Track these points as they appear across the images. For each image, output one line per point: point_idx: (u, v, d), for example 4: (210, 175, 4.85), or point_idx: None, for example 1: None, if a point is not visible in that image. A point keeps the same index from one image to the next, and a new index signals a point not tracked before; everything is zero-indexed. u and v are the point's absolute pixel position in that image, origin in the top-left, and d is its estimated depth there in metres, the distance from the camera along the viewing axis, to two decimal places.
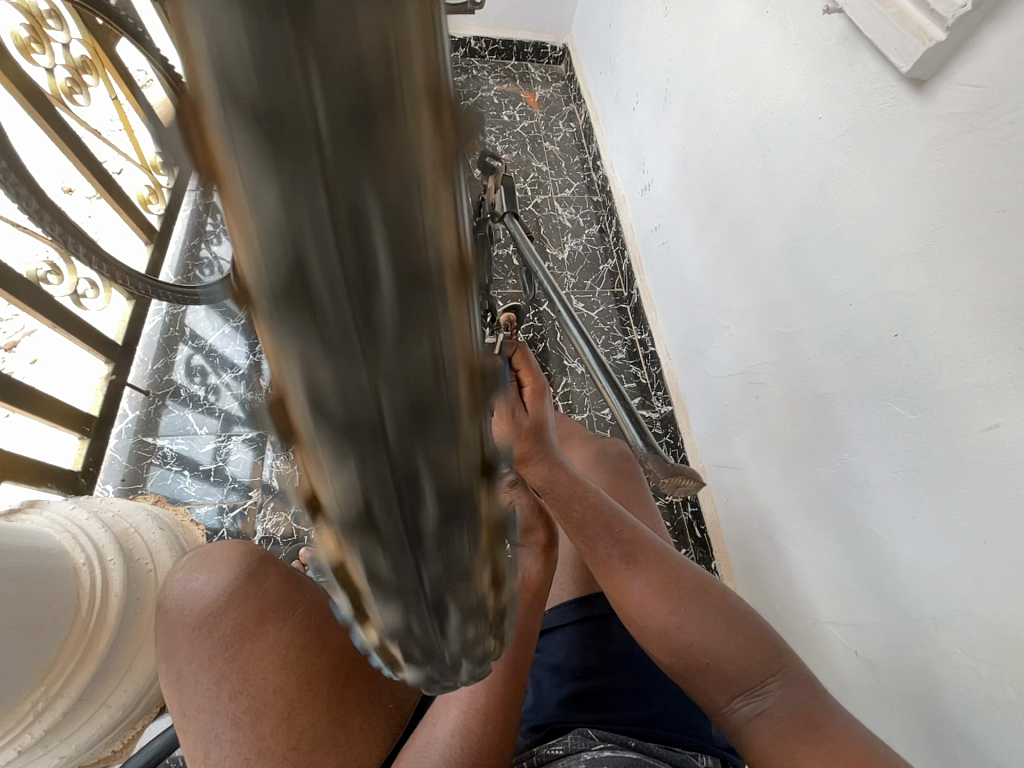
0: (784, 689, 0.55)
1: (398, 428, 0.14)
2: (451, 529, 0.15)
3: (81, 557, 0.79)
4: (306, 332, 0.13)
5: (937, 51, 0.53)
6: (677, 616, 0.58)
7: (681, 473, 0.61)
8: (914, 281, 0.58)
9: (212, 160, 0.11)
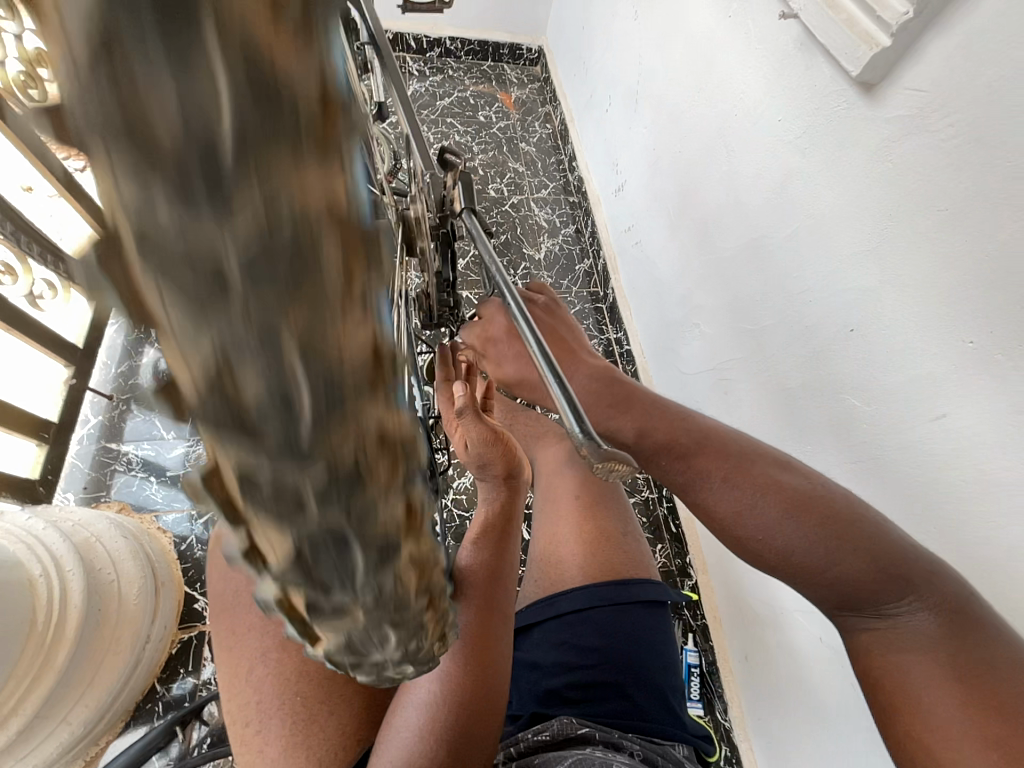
0: (925, 609, 0.47)
1: (326, 511, 0.15)
2: (383, 583, 0.17)
3: (37, 568, 0.77)
4: (172, 279, 0.12)
5: (883, 56, 0.55)
6: (804, 529, 0.49)
7: (616, 456, 0.32)
8: (868, 277, 0.60)
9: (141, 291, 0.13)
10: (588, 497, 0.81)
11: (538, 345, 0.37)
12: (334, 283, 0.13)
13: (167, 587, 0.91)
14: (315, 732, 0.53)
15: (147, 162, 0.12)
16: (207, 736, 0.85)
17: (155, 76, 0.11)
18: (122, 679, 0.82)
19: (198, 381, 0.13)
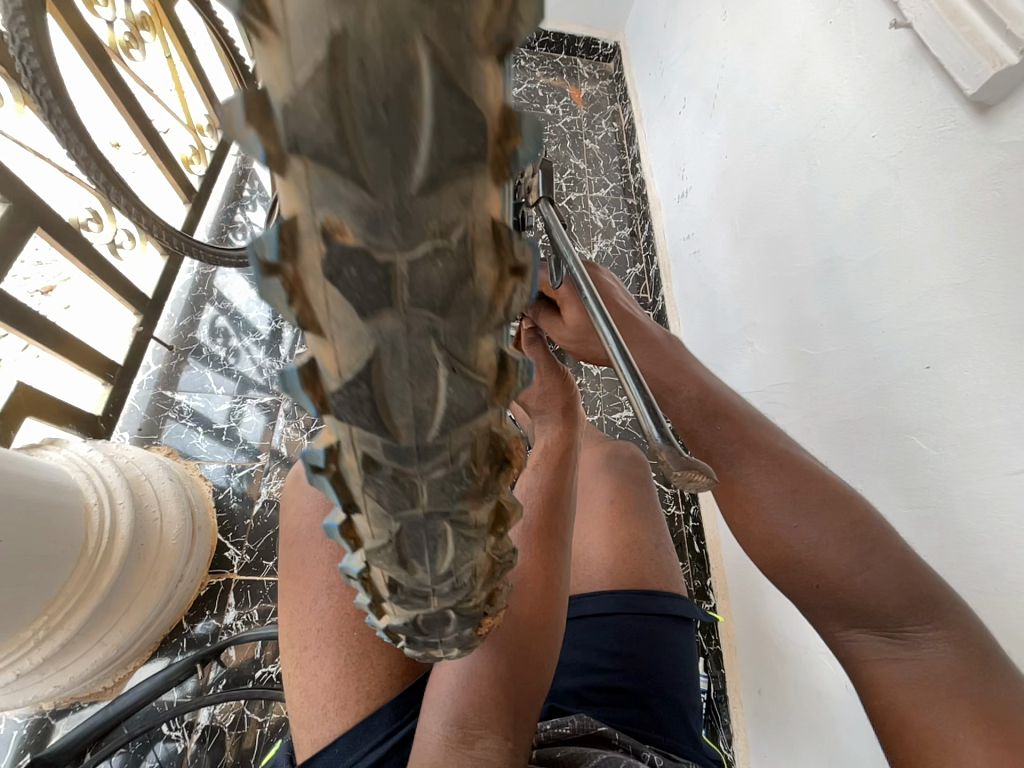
0: (947, 641, 0.48)
1: (438, 586, 0.25)
2: (459, 613, 0.28)
3: (92, 497, 0.83)
4: (377, 479, 0.20)
5: (1006, 75, 0.51)
6: (821, 532, 0.51)
7: (696, 466, 0.31)
8: (956, 313, 0.56)
9: (353, 480, 0.21)
10: (621, 502, 0.80)
11: (615, 345, 0.37)
12: (478, 485, 0.22)
13: (202, 532, 0.96)
14: (367, 668, 0.59)
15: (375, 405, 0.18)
16: (222, 679, 0.91)
17: (391, 358, 0.17)
18: (154, 612, 0.87)
19: (380, 525, 0.22)
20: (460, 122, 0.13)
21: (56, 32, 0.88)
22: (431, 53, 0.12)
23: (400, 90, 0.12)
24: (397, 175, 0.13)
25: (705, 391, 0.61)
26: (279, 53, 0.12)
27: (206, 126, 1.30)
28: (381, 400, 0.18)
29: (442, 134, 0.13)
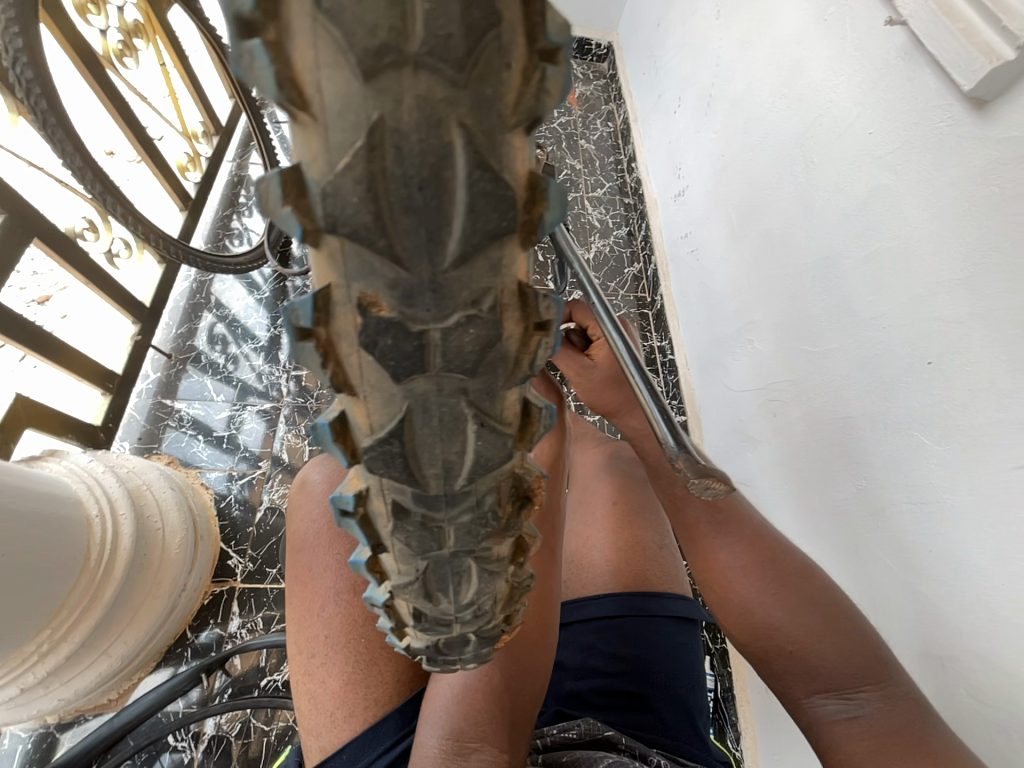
0: (885, 701, 0.50)
1: (459, 598, 0.30)
2: (479, 621, 0.33)
3: (94, 508, 0.83)
4: (410, 512, 0.25)
5: (1003, 71, 0.51)
6: (769, 596, 0.56)
7: (710, 473, 0.32)
8: (956, 310, 0.56)
9: (387, 513, 0.26)
10: (623, 504, 0.80)
11: (627, 352, 0.37)
12: (495, 510, 0.27)
13: (205, 541, 0.96)
14: (375, 675, 0.59)
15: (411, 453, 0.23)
16: (228, 687, 0.91)
17: (426, 415, 0.22)
18: (158, 622, 0.87)
19: (410, 550, 0.27)
20: (491, 200, 0.17)
21: (48, 40, 0.88)
22: (466, 140, 0.16)
23: (435, 174, 0.16)
24: (431, 248, 0.18)
25: None
26: (318, 142, 0.16)
27: (201, 132, 1.29)
28: (415, 450, 0.23)
29: (476, 212, 0.17)
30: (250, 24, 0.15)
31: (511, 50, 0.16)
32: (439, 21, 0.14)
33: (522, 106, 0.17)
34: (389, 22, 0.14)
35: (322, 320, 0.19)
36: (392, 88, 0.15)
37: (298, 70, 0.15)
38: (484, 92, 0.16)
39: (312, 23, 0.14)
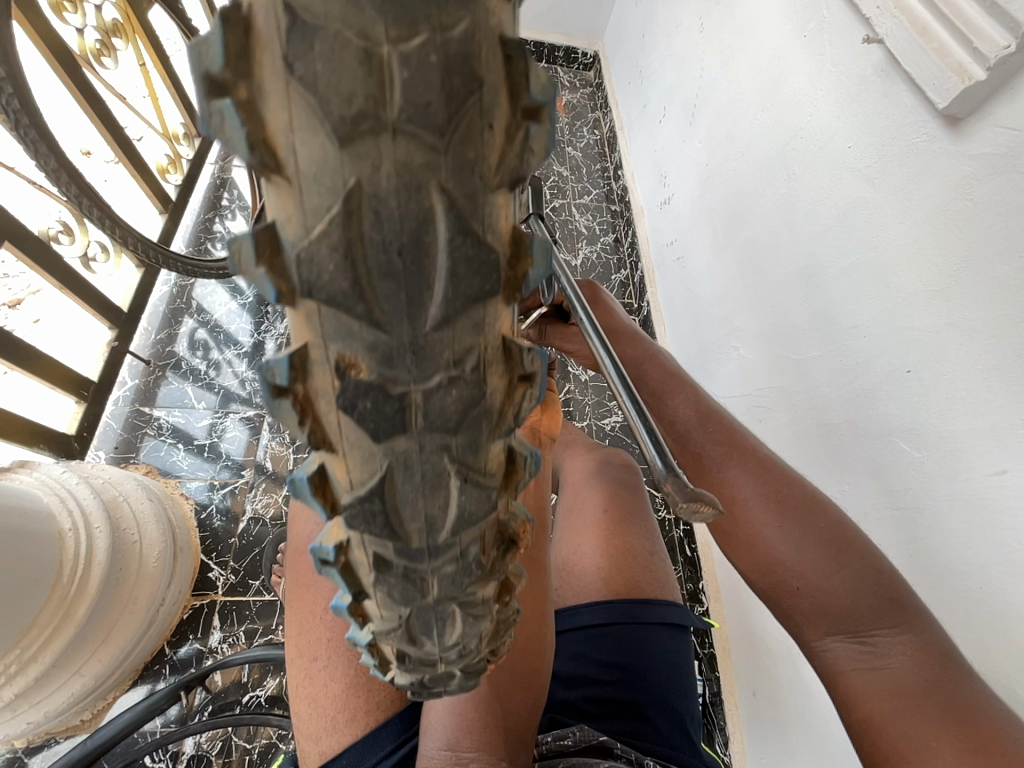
0: (913, 646, 0.49)
1: (443, 641, 0.29)
2: (465, 660, 0.32)
3: (67, 522, 0.80)
4: (390, 563, 0.24)
5: (975, 90, 0.52)
6: (782, 530, 0.54)
7: (704, 500, 0.30)
8: (933, 320, 0.58)
9: (364, 567, 0.25)
10: (615, 512, 0.80)
11: (619, 376, 0.35)
12: (480, 558, 0.26)
13: (185, 553, 0.93)
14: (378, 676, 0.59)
15: (390, 504, 0.22)
16: (208, 704, 0.88)
17: (406, 468, 0.22)
18: (134, 639, 0.84)
19: (390, 602, 0.26)
20: (470, 261, 0.19)
21: (21, 38, 0.85)
22: (448, 205, 0.18)
23: (414, 236, 0.18)
24: (411, 308, 0.19)
25: (697, 402, 0.64)
26: (294, 205, 0.17)
27: (182, 134, 1.26)
28: (396, 501, 0.22)
29: (456, 274, 0.19)
30: (219, 82, 0.16)
31: (493, 110, 0.17)
32: (418, 91, 0.16)
33: (506, 167, 0.18)
34: (367, 92, 0.16)
35: (297, 376, 0.20)
36: (370, 153, 0.16)
37: (272, 129, 0.16)
38: (465, 156, 0.17)
39: (288, 90, 0.16)
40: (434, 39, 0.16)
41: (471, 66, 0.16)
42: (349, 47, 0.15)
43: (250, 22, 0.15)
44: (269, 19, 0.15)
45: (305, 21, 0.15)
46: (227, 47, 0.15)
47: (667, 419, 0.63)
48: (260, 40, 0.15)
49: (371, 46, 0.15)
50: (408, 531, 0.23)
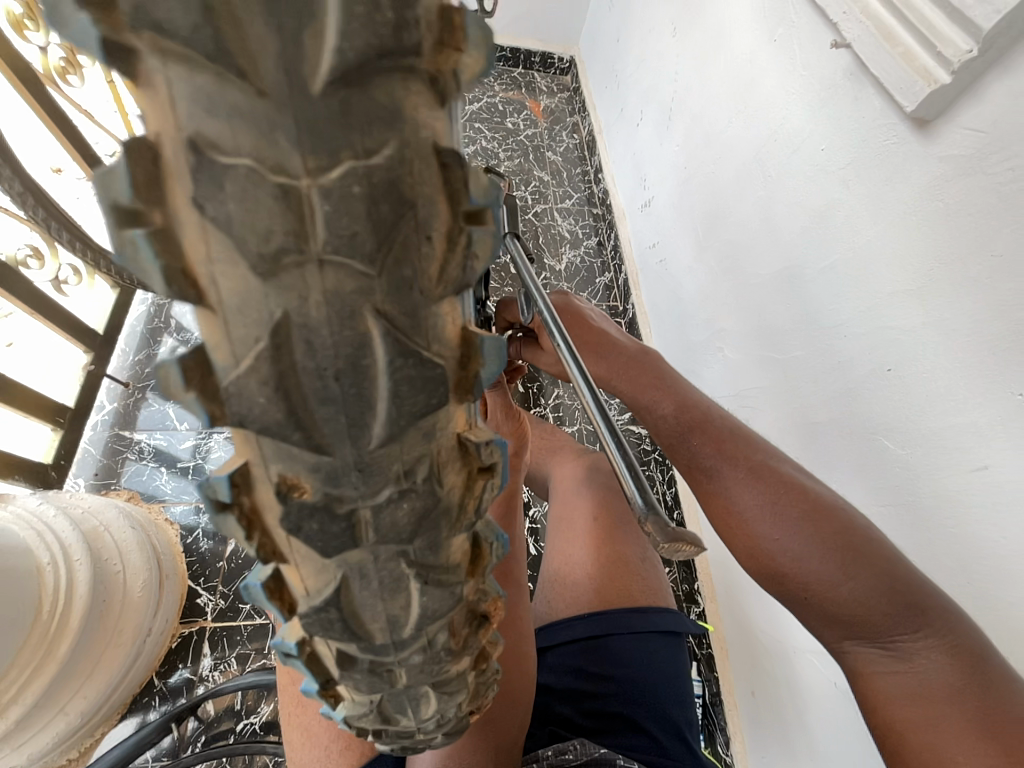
0: (942, 650, 0.49)
1: (417, 712, 0.33)
2: (443, 724, 0.36)
3: (46, 557, 0.77)
4: (360, 659, 0.29)
5: (941, 93, 0.53)
6: (795, 542, 0.53)
7: (684, 538, 0.30)
8: (910, 319, 0.59)
9: (333, 662, 0.29)
10: (603, 521, 0.79)
11: (597, 405, 0.40)
12: (446, 641, 0.30)
13: (171, 580, 0.91)
14: None
15: (357, 609, 0.26)
16: (200, 735, 0.86)
17: (366, 573, 0.25)
18: (121, 672, 0.82)
19: (362, 688, 0.30)
20: (412, 380, 0.21)
21: None
22: (384, 330, 0.20)
23: (351, 359, 0.20)
24: (353, 430, 0.21)
25: (683, 407, 0.64)
26: (222, 335, 0.19)
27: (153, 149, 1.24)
28: (362, 604, 0.26)
29: (398, 394, 0.21)
30: (131, 211, 0.17)
31: (430, 224, 0.19)
32: (341, 223, 0.18)
33: (447, 278, 0.21)
34: (285, 229, 0.17)
35: (242, 490, 0.22)
36: (297, 287, 0.18)
37: (192, 260, 0.18)
38: (400, 275, 0.19)
39: (204, 228, 0.17)
40: (355, 170, 0.17)
41: (398, 189, 0.18)
42: (265, 183, 0.17)
43: (158, 153, 0.17)
44: (178, 158, 0.16)
45: (214, 160, 0.16)
46: (133, 179, 0.16)
47: (653, 425, 0.65)
48: (171, 172, 0.17)
49: (290, 181, 0.17)
50: (370, 631, 0.27)
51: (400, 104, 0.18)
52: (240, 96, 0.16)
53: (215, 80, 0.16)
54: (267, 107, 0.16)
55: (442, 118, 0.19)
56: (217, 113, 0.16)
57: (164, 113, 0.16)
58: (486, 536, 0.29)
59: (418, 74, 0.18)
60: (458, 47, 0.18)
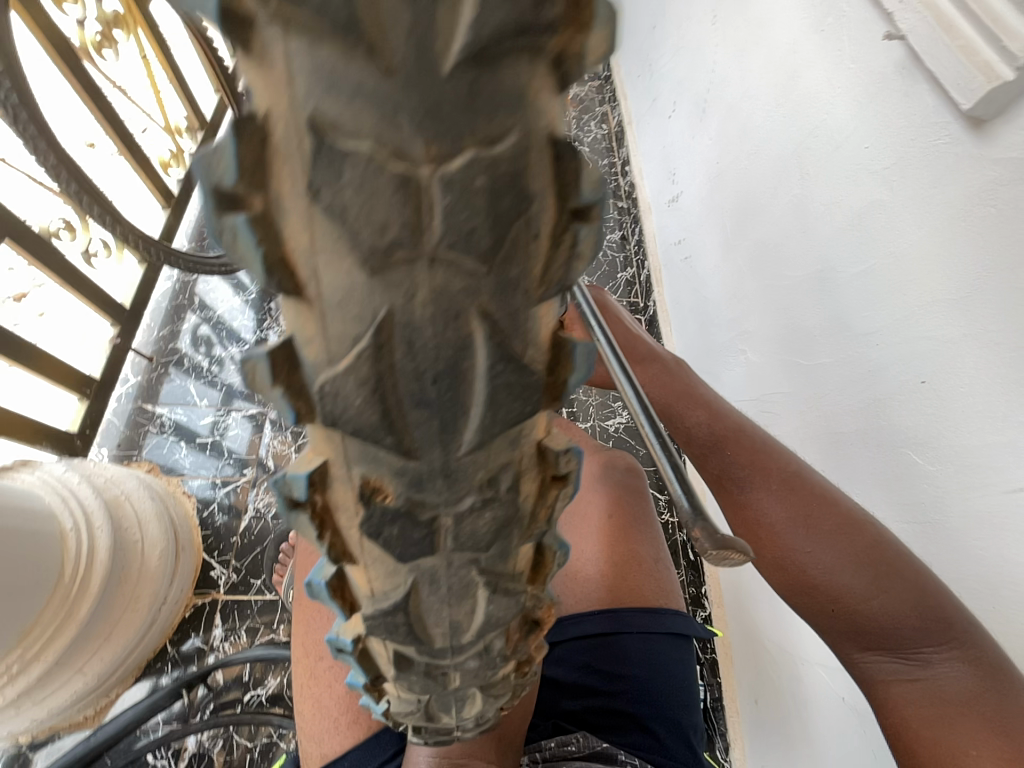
0: (963, 662, 0.47)
1: (463, 711, 0.33)
2: (484, 722, 0.36)
3: (68, 521, 0.80)
4: (419, 662, 0.29)
5: (1002, 91, 0.50)
6: (823, 549, 0.53)
7: (733, 546, 0.29)
8: (951, 328, 0.56)
9: (391, 663, 0.29)
10: (617, 520, 0.78)
11: (638, 401, 0.40)
12: (502, 645, 0.30)
13: (187, 550, 0.93)
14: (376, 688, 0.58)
15: (421, 612, 0.26)
16: (209, 702, 0.88)
17: (430, 578, 0.25)
18: (138, 637, 0.84)
19: (415, 688, 0.30)
20: (511, 386, 0.20)
21: (20, 28, 0.83)
22: (487, 331, 0.18)
23: (451, 362, 0.19)
24: (445, 432, 0.20)
25: (715, 417, 0.66)
26: (316, 332, 0.18)
27: (185, 128, 1.25)
28: (426, 605, 0.26)
29: (495, 400, 0.20)
30: (233, 197, 0.16)
31: (542, 219, 0.17)
32: (462, 215, 0.15)
33: (550, 279, 0.18)
34: (403, 221, 0.15)
35: (317, 490, 0.22)
36: (405, 284, 0.17)
37: (291, 249, 0.16)
38: (509, 275, 0.17)
39: (310, 219, 0.16)
40: (479, 159, 0.15)
41: (518, 182, 0.16)
42: (386, 172, 0.14)
43: (267, 133, 0.15)
44: (290, 140, 0.15)
45: (335, 144, 0.14)
46: (242, 162, 0.15)
47: (684, 434, 0.67)
48: (278, 155, 0.15)
49: (411, 167, 0.15)
50: (430, 634, 0.27)
51: (524, 88, 0.15)
52: (368, 73, 0.14)
53: (343, 56, 0.13)
54: (394, 88, 0.14)
55: (558, 103, 0.16)
56: (339, 93, 0.14)
57: (278, 90, 0.14)
58: (551, 543, 0.28)
59: (543, 53, 0.15)
60: (594, 5, 0.15)
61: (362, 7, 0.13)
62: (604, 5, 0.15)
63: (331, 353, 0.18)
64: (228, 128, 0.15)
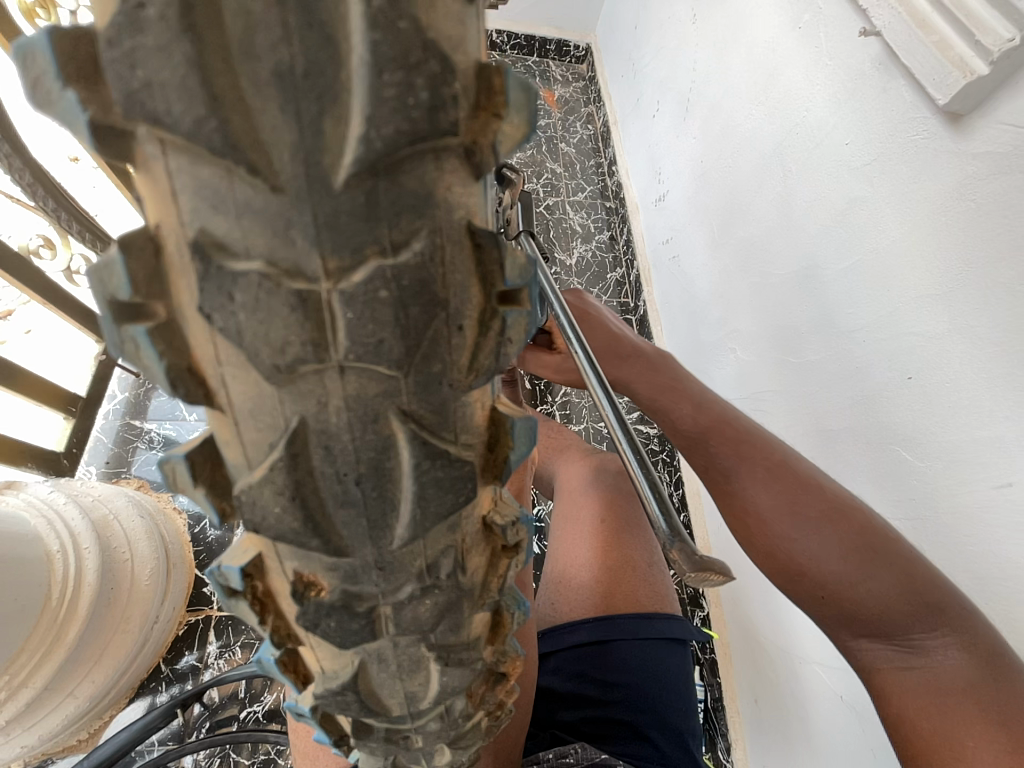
0: (959, 647, 0.47)
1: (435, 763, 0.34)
2: None
3: (55, 543, 0.78)
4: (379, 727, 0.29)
5: (978, 85, 0.50)
6: (812, 535, 0.52)
7: (710, 568, 0.29)
8: (936, 325, 0.56)
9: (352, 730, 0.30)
10: (606, 521, 0.78)
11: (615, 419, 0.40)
12: (463, 703, 0.31)
13: (178, 568, 0.93)
14: None
15: (373, 686, 0.27)
16: (205, 720, 0.87)
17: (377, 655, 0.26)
18: (128, 658, 0.84)
19: (380, 750, 0.31)
20: (439, 481, 0.22)
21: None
22: (411, 433, 0.21)
23: (373, 463, 0.21)
24: (376, 530, 0.22)
25: (699, 410, 0.65)
26: (233, 436, 0.21)
27: None
28: (379, 680, 0.27)
29: (424, 495, 0.22)
30: (132, 307, 0.18)
31: (464, 313, 0.20)
32: (366, 330, 0.19)
33: (478, 362, 0.22)
34: (304, 335, 0.18)
35: (254, 577, 0.23)
36: (315, 388, 0.20)
37: (198, 358, 0.19)
38: (430, 371, 0.21)
39: (210, 332, 0.19)
40: (381, 271, 0.18)
41: (429, 290, 0.19)
42: (280, 291, 0.18)
43: (160, 246, 0.18)
44: (181, 257, 0.18)
45: (222, 267, 0.17)
46: (133, 276, 0.18)
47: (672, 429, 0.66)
48: (173, 268, 0.18)
49: (311, 289, 0.18)
50: (386, 705, 0.28)
51: (432, 188, 0.18)
52: (253, 193, 0.17)
53: (225, 178, 0.17)
54: (284, 202, 0.17)
55: (476, 191, 0.20)
56: (224, 211, 0.17)
57: (165, 203, 0.18)
58: (507, 605, 0.29)
59: (451, 150, 0.18)
60: (498, 113, 0.19)
61: (237, 124, 0.16)
62: (518, 103, 0.19)
63: (267, 464, 0.20)
64: (118, 245, 0.18)
